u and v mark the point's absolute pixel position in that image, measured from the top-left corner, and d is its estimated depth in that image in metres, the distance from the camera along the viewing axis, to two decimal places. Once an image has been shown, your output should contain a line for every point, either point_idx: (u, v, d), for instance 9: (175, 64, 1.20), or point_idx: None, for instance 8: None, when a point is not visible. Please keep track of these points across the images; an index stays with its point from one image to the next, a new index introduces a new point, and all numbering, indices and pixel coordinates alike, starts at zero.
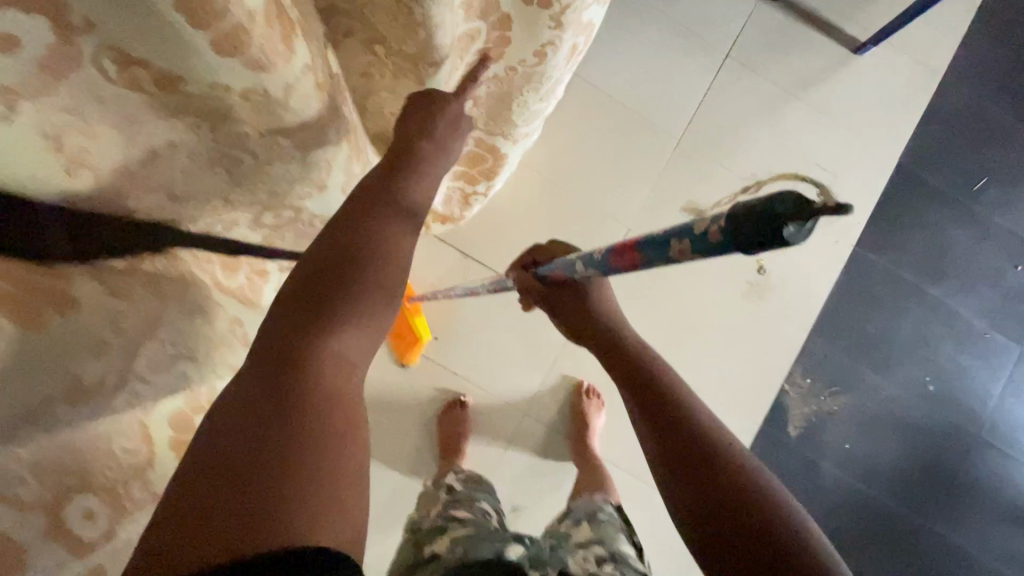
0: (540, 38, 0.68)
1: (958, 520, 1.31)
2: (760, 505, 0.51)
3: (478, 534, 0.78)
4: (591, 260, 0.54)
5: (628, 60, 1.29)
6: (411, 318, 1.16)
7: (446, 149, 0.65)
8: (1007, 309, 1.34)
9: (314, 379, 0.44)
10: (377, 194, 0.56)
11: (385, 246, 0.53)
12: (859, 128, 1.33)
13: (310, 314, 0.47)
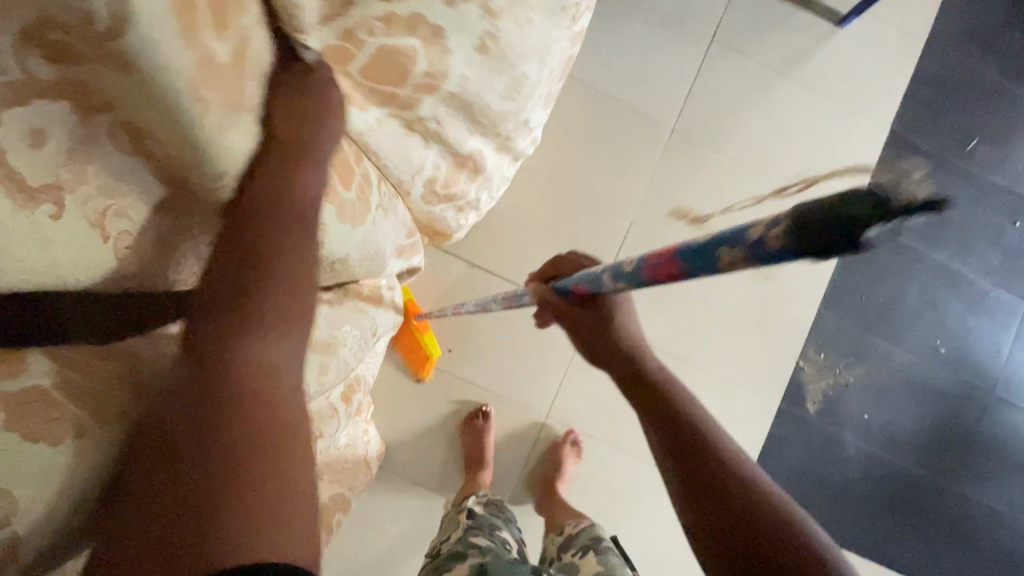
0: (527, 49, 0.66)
1: (979, 478, 1.33)
2: (778, 525, 0.55)
3: (496, 564, 0.75)
4: (620, 271, 0.50)
5: (614, 54, 1.28)
6: (419, 333, 1.15)
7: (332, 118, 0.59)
8: (1009, 265, 1.35)
9: (236, 397, 0.47)
10: (271, 192, 0.54)
11: (295, 249, 0.54)
12: (847, 101, 1.34)
13: (226, 331, 0.49)
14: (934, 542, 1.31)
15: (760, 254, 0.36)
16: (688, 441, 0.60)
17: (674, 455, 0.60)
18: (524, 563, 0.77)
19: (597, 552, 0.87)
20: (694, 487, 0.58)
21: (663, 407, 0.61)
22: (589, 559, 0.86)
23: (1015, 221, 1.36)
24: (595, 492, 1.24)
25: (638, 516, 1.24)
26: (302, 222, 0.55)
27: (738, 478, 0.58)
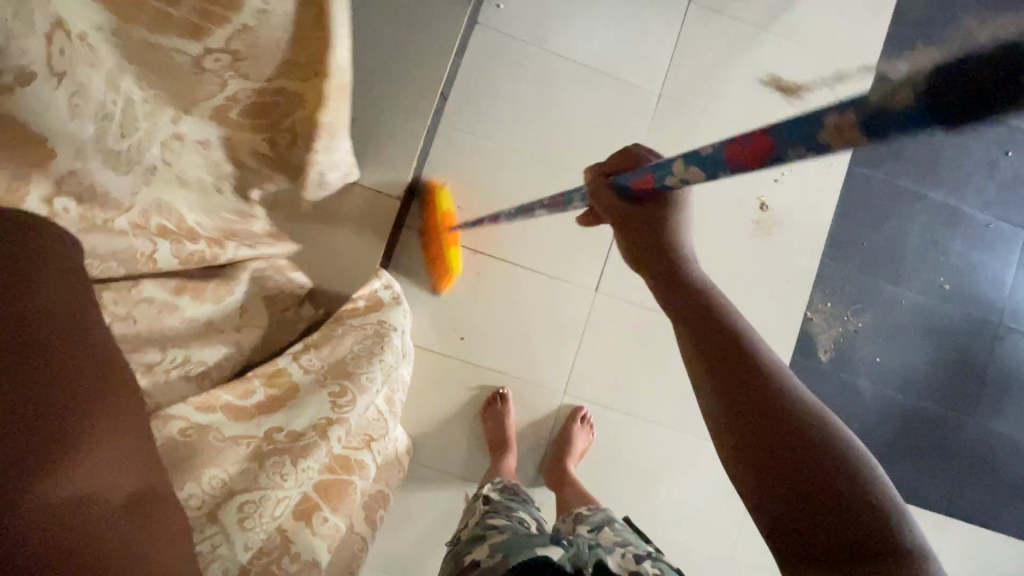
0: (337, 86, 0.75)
1: (996, 408, 1.34)
2: (829, 453, 0.49)
3: (514, 538, 0.76)
4: (699, 158, 0.47)
5: (592, 27, 1.28)
6: (450, 247, 1.17)
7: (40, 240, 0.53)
8: (1006, 196, 1.36)
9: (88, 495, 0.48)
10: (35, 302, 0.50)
11: (81, 341, 0.52)
12: (830, 49, 1.34)
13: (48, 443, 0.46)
14: (958, 475, 1.33)
15: (877, 120, 0.32)
16: (733, 359, 0.53)
17: (716, 373, 0.53)
18: (543, 535, 0.78)
19: (613, 527, 0.85)
20: (738, 407, 0.52)
21: (705, 323, 0.55)
22: (603, 533, 0.84)
23: (1008, 151, 1.36)
24: (622, 463, 1.25)
25: (668, 482, 1.25)
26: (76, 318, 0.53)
27: (789, 403, 0.52)
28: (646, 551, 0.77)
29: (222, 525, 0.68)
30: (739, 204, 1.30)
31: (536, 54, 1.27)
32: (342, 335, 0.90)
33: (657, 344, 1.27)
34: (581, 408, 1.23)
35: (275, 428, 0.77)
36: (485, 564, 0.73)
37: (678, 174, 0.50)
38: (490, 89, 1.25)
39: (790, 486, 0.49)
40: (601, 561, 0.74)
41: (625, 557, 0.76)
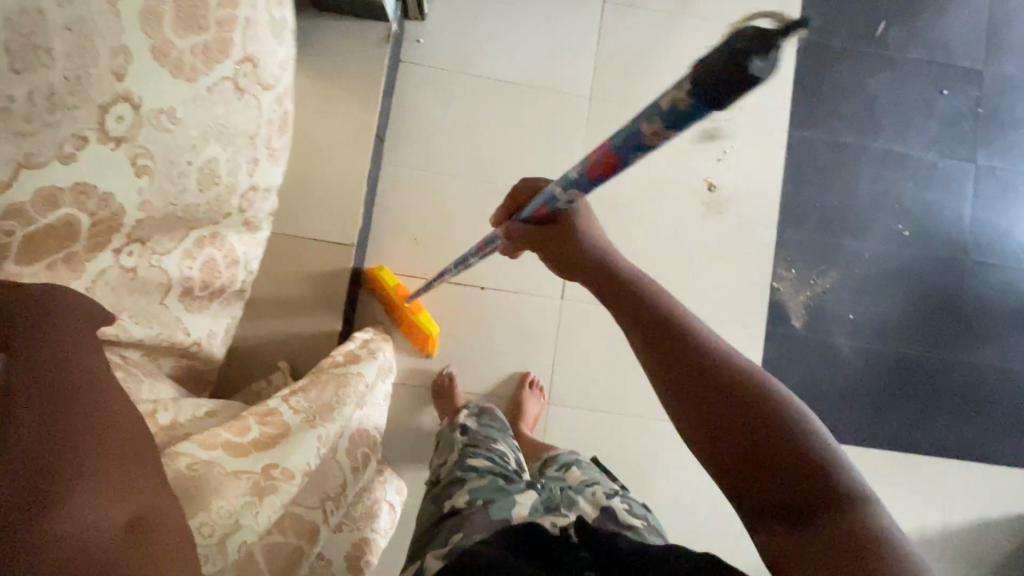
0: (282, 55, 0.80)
1: (974, 343, 1.35)
2: (744, 384, 0.54)
3: (494, 486, 0.82)
4: (568, 180, 0.55)
5: (514, 42, 1.30)
6: (415, 314, 1.20)
7: (49, 305, 0.59)
8: (949, 133, 1.37)
9: (80, 520, 0.50)
10: (53, 351, 0.57)
11: (89, 381, 0.59)
12: (752, 19, 1.35)
13: (46, 472, 0.50)
14: (946, 417, 1.33)
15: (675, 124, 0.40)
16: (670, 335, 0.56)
17: (655, 349, 0.56)
18: (519, 482, 0.85)
19: (579, 467, 0.94)
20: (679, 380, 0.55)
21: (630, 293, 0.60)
22: (572, 473, 0.92)
23: (943, 89, 1.37)
24: (615, 461, 1.26)
25: (663, 472, 1.27)
26: (93, 365, 0.60)
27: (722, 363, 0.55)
28: (614, 488, 0.87)
29: (223, 561, 0.68)
30: (685, 188, 1.32)
31: (465, 78, 1.29)
32: (329, 381, 0.94)
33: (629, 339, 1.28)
34: (526, 374, 1.26)
35: (270, 465, 0.75)
36: (465, 509, 0.79)
37: (568, 198, 0.57)
38: (425, 120, 1.28)
39: (742, 442, 0.52)
40: (572, 501, 0.83)
41: (594, 493, 0.85)
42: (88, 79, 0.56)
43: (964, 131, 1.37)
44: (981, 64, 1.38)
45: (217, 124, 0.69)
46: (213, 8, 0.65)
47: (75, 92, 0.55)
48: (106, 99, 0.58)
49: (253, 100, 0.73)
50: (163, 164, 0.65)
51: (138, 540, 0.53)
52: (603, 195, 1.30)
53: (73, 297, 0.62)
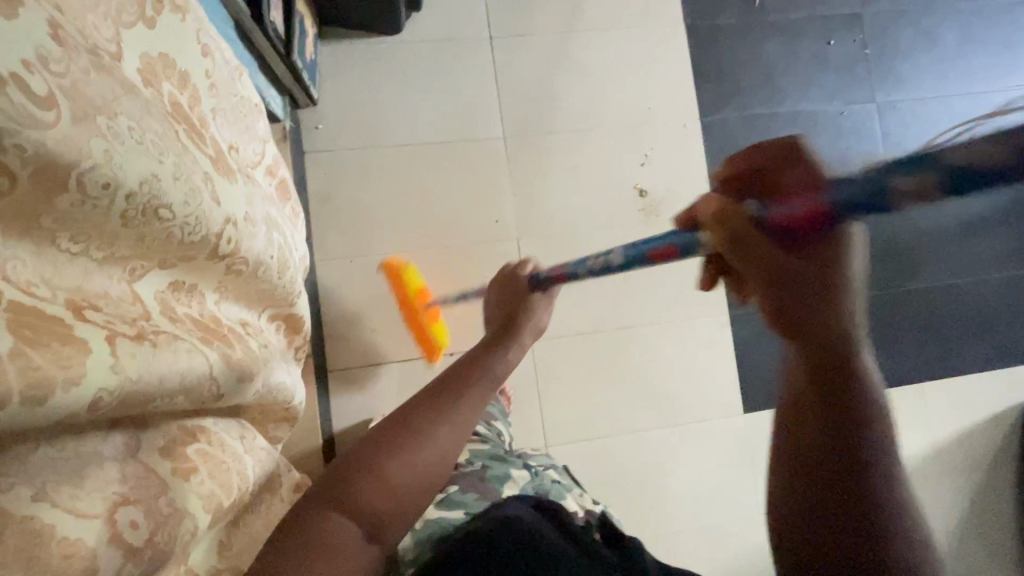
0: (244, 116, 0.76)
1: (923, 266, 1.42)
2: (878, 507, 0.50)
3: (495, 457, 0.92)
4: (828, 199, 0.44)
5: (413, 103, 1.28)
6: (433, 324, 1.18)
7: (528, 334, 0.81)
8: (846, 80, 1.42)
9: (389, 459, 0.62)
10: (489, 345, 0.75)
11: (498, 370, 0.72)
12: (634, 19, 1.35)
13: (410, 406, 0.67)
14: (913, 344, 1.41)
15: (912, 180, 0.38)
16: (839, 391, 0.52)
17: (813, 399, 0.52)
18: (516, 461, 0.94)
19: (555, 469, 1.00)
20: (822, 436, 0.52)
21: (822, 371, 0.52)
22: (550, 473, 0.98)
23: (830, 40, 1.42)
24: (624, 482, 1.28)
25: (675, 477, 1.29)
26: (512, 346, 0.76)
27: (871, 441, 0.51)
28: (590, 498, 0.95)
29: None
30: (619, 202, 1.32)
31: (375, 152, 1.25)
32: None
33: (610, 360, 1.30)
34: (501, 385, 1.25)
35: None
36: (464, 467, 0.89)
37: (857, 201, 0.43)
38: (347, 203, 1.24)
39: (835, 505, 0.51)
40: (563, 492, 0.90)
41: (582, 497, 0.93)
42: (202, 214, 0.52)
43: (859, 73, 1.43)
44: (857, 7, 1.43)
45: (253, 198, 0.67)
46: (189, 107, 0.61)
47: (196, 231, 0.53)
48: (219, 230, 0.56)
49: (251, 179, 0.72)
50: (251, 266, 0.65)
51: (308, 517, 0.59)
52: (542, 231, 1.29)
53: (535, 316, 0.85)
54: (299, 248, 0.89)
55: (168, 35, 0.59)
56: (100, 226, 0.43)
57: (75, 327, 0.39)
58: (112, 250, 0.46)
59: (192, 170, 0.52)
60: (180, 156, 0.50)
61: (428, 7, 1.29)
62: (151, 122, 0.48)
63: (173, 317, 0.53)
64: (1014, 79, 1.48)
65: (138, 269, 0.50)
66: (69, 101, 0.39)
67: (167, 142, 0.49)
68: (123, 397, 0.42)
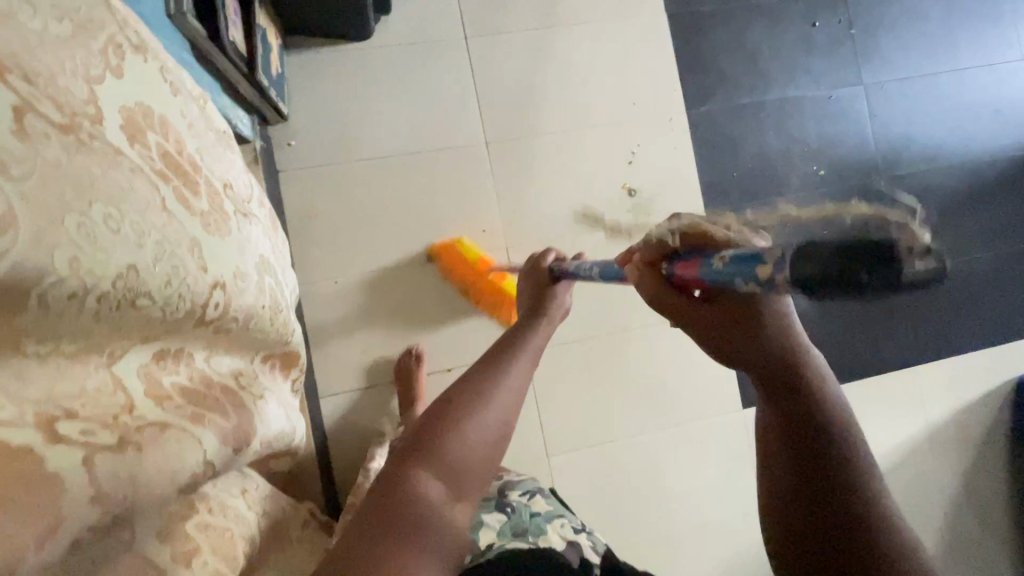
0: (224, 150, 0.69)
1: None
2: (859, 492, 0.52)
3: None
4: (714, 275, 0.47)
5: (389, 111, 1.22)
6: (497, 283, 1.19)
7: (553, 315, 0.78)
8: (832, 62, 1.39)
9: (464, 420, 0.54)
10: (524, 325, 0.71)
11: (536, 343, 0.68)
12: (614, 10, 1.30)
13: (469, 373, 0.60)
14: (905, 329, 1.41)
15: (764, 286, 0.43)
16: (796, 402, 0.54)
17: (779, 411, 0.54)
18: (490, 503, 0.92)
19: (542, 495, 0.97)
20: (786, 452, 0.54)
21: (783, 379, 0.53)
22: (535, 500, 0.95)
23: (815, 22, 1.38)
24: (626, 486, 1.27)
25: (676, 476, 1.29)
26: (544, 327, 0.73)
27: (835, 443, 0.53)
28: (582, 523, 0.92)
29: None
30: (608, 201, 1.29)
31: (352, 165, 1.20)
32: None
33: (606, 363, 1.28)
34: None
35: None
36: None
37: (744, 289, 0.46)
38: (326, 221, 1.19)
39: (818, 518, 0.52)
40: (540, 529, 0.87)
41: (563, 526, 0.90)
42: (188, 287, 0.47)
43: (845, 55, 1.39)
44: None
45: (241, 249, 0.62)
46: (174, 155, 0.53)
47: (180, 307, 0.47)
48: (205, 298, 0.51)
49: (243, 219, 0.67)
50: (240, 320, 0.61)
51: (385, 498, 0.50)
52: (530, 236, 1.26)
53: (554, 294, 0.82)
54: (287, 280, 0.84)
55: (146, 75, 0.52)
56: (72, 328, 0.38)
57: (51, 461, 0.34)
58: (88, 343, 0.40)
59: (178, 242, 0.46)
60: (163, 231, 0.44)
61: (397, 9, 1.22)
62: (133, 190, 0.42)
63: (161, 399, 0.48)
64: (997, 53, 1.46)
65: (120, 349, 0.45)
66: (36, 208, 0.32)
67: (149, 216, 0.43)
68: (104, 514, 0.38)
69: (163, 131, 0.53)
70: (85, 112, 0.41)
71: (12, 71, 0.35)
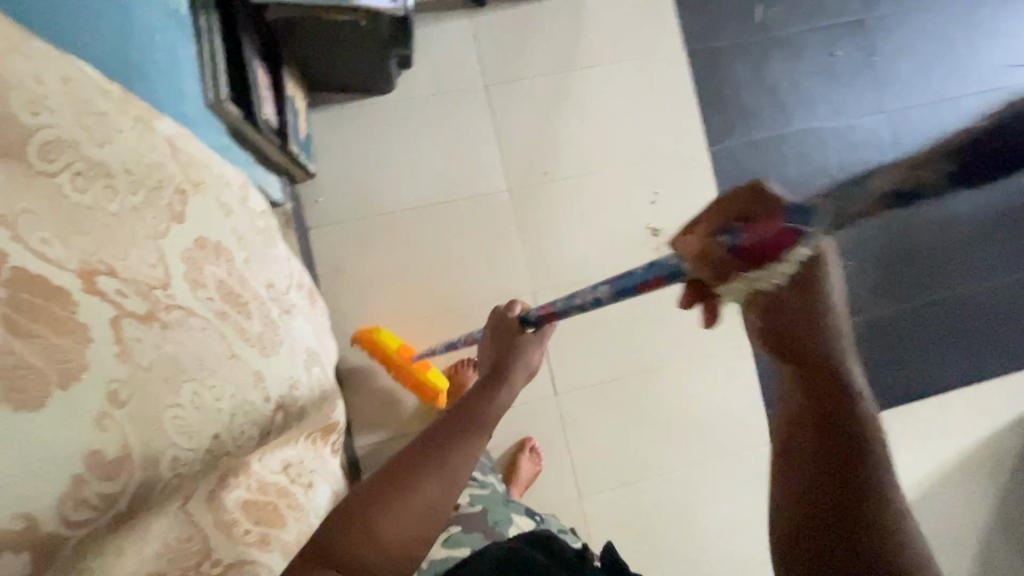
0: (268, 245, 0.72)
1: (938, 278, 1.41)
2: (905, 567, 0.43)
3: (496, 501, 0.92)
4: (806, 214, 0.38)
5: (414, 162, 1.23)
6: (426, 377, 1.14)
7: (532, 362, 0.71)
8: (854, 91, 1.38)
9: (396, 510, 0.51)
10: (479, 390, 0.63)
11: (503, 406, 0.61)
12: (632, 49, 1.30)
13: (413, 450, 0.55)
14: (935, 356, 1.41)
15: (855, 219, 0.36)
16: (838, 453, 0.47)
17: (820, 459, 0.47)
18: (519, 506, 0.92)
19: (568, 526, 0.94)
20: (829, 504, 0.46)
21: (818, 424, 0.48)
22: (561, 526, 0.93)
23: (835, 51, 1.37)
24: (658, 522, 1.28)
25: (707, 511, 1.30)
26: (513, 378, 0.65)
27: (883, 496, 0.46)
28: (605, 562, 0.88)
29: None
30: (631, 241, 1.29)
31: (380, 217, 1.22)
32: None
33: (634, 402, 1.29)
34: (526, 439, 1.25)
35: None
36: (464, 508, 0.88)
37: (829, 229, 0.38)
38: (356, 273, 1.21)
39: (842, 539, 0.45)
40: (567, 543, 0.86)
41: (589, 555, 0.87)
42: (246, 420, 0.50)
43: (866, 82, 1.38)
44: (861, 12, 1.38)
45: (291, 352, 0.63)
46: (232, 281, 0.54)
47: (237, 439, 0.50)
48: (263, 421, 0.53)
49: (290, 316, 0.69)
50: (289, 422, 0.63)
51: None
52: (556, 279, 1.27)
53: (530, 345, 0.73)
54: (330, 354, 0.86)
55: (203, 205, 0.53)
56: (138, 499, 0.40)
57: None
58: (156, 500, 0.43)
59: (235, 384, 0.48)
60: (215, 378, 0.46)
61: (418, 60, 1.24)
62: (194, 351, 0.44)
63: (228, 528, 0.50)
64: None
65: (188, 490, 0.47)
66: (99, 411, 0.37)
67: (204, 370, 0.45)
68: None
69: (223, 259, 0.54)
70: (151, 280, 0.43)
71: (79, 276, 0.37)
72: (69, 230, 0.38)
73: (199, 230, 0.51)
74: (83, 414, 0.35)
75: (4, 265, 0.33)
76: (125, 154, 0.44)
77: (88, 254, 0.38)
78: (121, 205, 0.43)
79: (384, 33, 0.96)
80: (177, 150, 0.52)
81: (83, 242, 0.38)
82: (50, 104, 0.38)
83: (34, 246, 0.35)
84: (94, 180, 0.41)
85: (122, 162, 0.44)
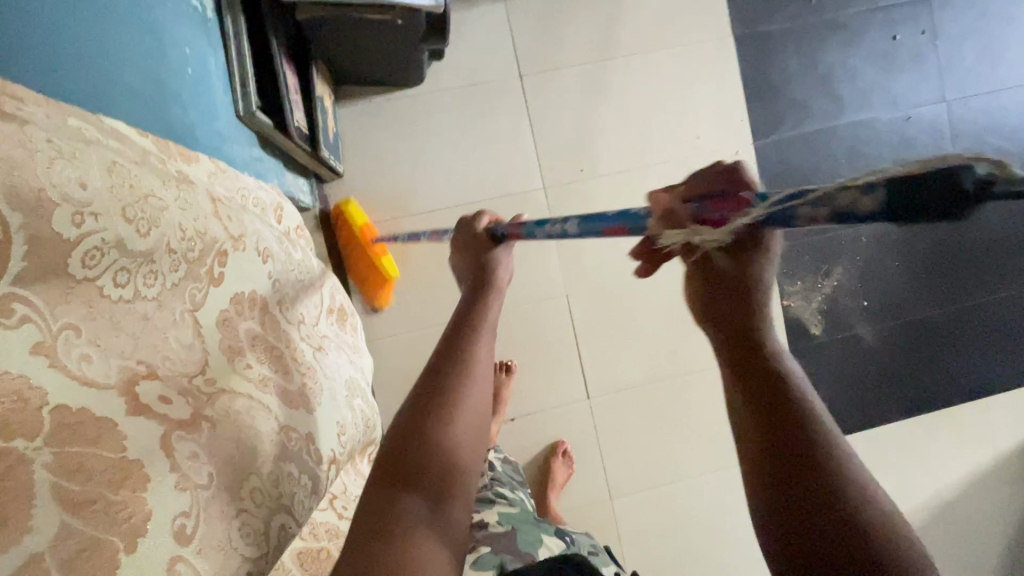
0: (306, 274, 0.69)
1: (991, 281, 1.34)
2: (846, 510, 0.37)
3: (524, 520, 0.86)
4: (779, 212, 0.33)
5: (445, 159, 1.18)
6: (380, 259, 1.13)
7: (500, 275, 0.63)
8: (914, 79, 1.28)
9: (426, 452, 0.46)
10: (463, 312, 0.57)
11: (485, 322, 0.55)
12: (675, 36, 1.22)
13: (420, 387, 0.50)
14: (980, 361, 1.36)
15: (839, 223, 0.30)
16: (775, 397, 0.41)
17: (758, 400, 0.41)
18: (549, 528, 0.86)
19: (600, 551, 0.87)
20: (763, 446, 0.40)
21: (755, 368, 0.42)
22: (593, 552, 0.85)
23: (895, 36, 1.27)
24: (689, 524, 1.28)
25: (739, 514, 1.29)
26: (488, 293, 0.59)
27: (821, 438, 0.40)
28: None
29: None
30: None
31: (410, 218, 1.17)
32: None
33: (668, 405, 1.27)
34: (559, 441, 1.24)
35: None
36: (492, 527, 0.82)
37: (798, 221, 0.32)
38: None
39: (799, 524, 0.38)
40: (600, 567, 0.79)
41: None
42: (306, 491, 0.47)
43: (928, 69, 1.28)
44: None
45: (337, 393, 0.61)
46: (274, 336, 0.52)
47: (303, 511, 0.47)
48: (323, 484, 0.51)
49: (331, 351, 0.67)
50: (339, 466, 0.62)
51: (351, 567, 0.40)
52: (590, 280, 1.24)
53: (497, 260, 0.63)
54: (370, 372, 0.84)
55: (245, 260, 0.50)
56: None
57: None
58: None
59: (290, 458, 0.46)
60: (272, 460, 0.43)
61: (448, 51, 1.17)
62: (246, 436, 0.42)
63: None
64: None
65: None
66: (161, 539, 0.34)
67: (260, 456, 0.42)
68: None
69: (262, 314, 0.52)
70: (193, 367, 0.41)
71: (120, 389, 0.35)
72: (108, 336, 0.35)
73: (236, 291, 0.48)
74: (144, 554, 0.33)
75: (45, 405, 0.31)
76: (168, 232, 0.41)
77: (125, 358, 0.36)
78: (160, 288, 0.40)
79: (420, 29, 0.89)
80: (216, 203, 0.50)
81: (119, 343, 0.36)
82: (86, 201, 0.35)
83: (73, 366, 0.33)
84: (130, 270, 0.38)
85: (164, 242, 0.41)
